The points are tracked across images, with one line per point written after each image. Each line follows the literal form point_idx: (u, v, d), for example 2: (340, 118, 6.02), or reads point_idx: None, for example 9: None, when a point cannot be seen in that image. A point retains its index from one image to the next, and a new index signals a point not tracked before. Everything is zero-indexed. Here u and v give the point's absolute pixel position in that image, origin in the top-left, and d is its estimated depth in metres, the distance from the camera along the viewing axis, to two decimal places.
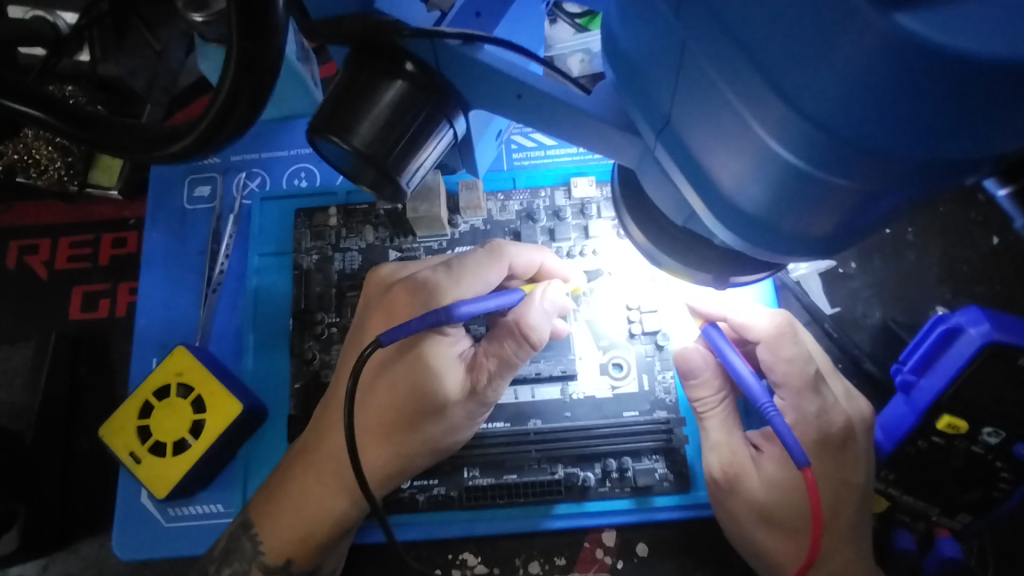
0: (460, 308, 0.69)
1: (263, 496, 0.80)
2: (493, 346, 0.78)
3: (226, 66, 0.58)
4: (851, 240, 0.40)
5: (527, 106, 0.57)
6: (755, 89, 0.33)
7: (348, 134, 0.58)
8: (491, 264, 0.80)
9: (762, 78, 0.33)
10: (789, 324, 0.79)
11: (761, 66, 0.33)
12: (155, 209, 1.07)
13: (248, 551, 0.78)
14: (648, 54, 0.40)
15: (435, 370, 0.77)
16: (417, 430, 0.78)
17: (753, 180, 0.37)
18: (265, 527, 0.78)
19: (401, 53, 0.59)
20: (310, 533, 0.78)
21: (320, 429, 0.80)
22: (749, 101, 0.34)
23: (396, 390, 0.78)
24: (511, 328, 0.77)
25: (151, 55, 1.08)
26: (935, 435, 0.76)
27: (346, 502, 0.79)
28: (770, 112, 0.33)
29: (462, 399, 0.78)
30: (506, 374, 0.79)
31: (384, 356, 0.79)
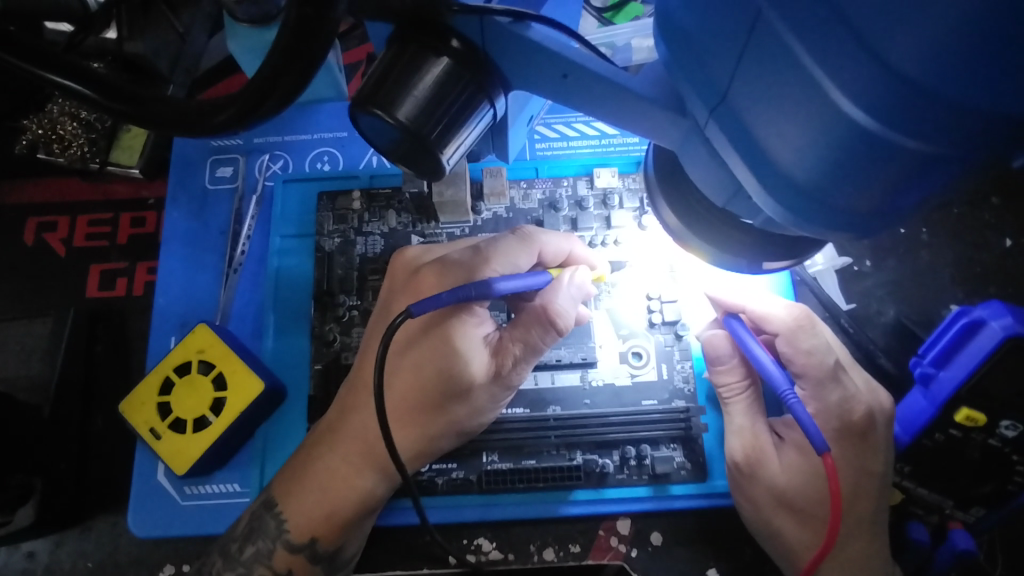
0: (493, 285, 0.71)
1: (286, 478, 0.80)
2: (518, 331, 0.79)
3: (277, 39, 0.54)
4: (885, 223, 0.42)
5: (572, 87, 0.59)
6: (836, 51, 0.34)
7: (393, 108, 0.59)
8: (522, 249, 0.81)
9: (846, 37, 0.33)
10: (807, 317, 0.78)
11: (847, 26, 0.32)
12: (177, 188, 1.06)
13: (272, 529, 0.78)
14: (714, 23, 0.41)
15: (461, 352, 0.77)
16: (442, 411, 0.79)
17: (815, 148, 0.38)
18: (289, 503, 0.79)
19: (448, 30, 0.59)
20: (335, 511, 0.78)
21: (346, 407, 0.80)
22: (827, 63, 0.34)
23: (420, 373, 0.78)
24: (539, 313, 0.78)
25: (175, 37, 1.07)
26: (952, 427, 0.76)
27: (374, 480, 0.79)
28: (848, 74, 0.34)
29: (487, 382, 0.78)
30: (530, 360, 0.80)
31: (409, 335, 0.79)
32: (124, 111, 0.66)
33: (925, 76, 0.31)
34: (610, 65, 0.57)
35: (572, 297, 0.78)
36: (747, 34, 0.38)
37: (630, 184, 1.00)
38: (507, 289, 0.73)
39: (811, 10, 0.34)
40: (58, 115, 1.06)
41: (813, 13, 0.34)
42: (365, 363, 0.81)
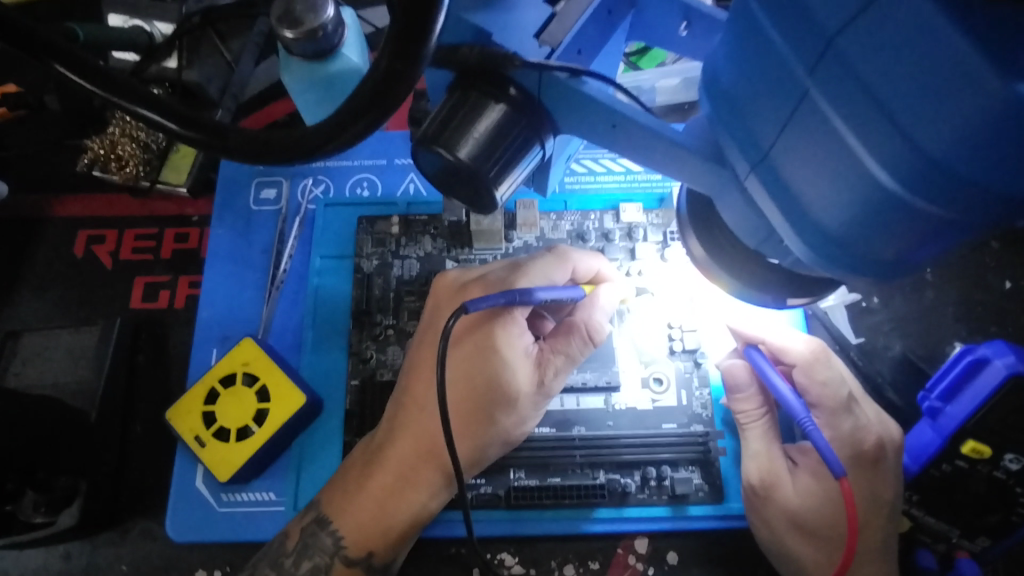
0: (537, 293, 0.79)
1: (341, 487, 0.85)
2: (558, 341, 0.85)
3: (363, 82, 0.59)
4: (903, 269, 0.48)
5: (618, 135, 0.65)
6: (873, 128, 0.39)
7: (453, 146, 0.65)
8: (558, 267, 0.87)
9: (882, 117, 0.38)
10: (822, 350, 0.84)
11: (884, 108, 0.38)
12: (223, 208, 1.12)
13: (329, 546, 0.82)
14: (762, 93, 0.47)
15: (509, 363, 0.82)
16: (490, 422, 0.83)
17: (848, 204, 0.44)
18: (343, 520, 0.83)
19: (506, 80, 0.66)
20: (391, 526, 0.82)
21: (395, 426, 0.84)
22: (865, 138, 0.40)
23: (469, 382, 0.83)
24: (578, 326, 0.85)
25: (223, 64, 1.14)
26: (959, 459, 0.81)
27: (426, 495, 0.84)
28: (882, 148, 0.39)
29: (532, 392, 0.83)
30: (569, 370, 0.86)
31: (457, 348, 0.84)
32: (198, 139, 0.71)
33: (950, 158, 0.36)
34: (654, 117, 0.63)
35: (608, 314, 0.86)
36: (794, 106, 0.44)
37: (653, 219, 1.07)
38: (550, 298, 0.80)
39: (854, 91, 0.40)
40: (119, 136, 1.12)
41: (854, 95, 0.40)
42: (410, 381, 0.86)
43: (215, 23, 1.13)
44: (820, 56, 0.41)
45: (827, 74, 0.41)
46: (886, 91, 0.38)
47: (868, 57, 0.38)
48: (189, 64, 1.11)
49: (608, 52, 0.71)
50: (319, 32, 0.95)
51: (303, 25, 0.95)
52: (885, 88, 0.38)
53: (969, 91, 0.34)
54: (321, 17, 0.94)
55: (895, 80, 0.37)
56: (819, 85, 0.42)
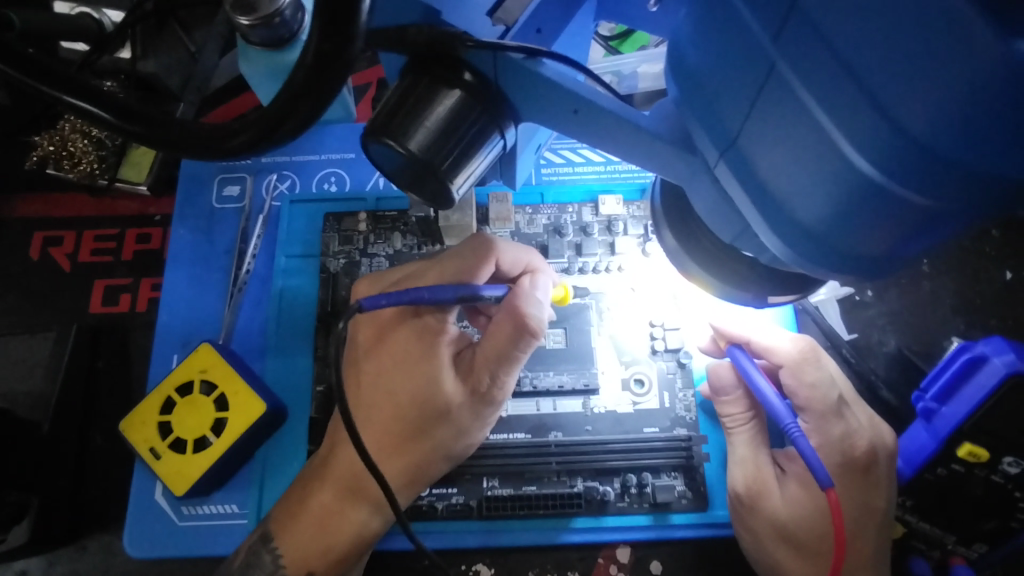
0: (446, 297, 0.71)
1: (285, 507, 0.80)
2: (490, 343, 0.75)
3: (298, 66, 0.53)
4: (890, 266, 0.43)
5: (583, 121, 0.60)
6: (847, 105, 0.34)
7: (405, 138, 0.59)
8: (476, 262, 0.78)
9: (857, 92, 0.33)
10: (811, 349, 0.78)
11: (860, 81, 0.33)
12: (184, 206, 1.07)
13: (267, 565, 0.78)
14: (726, 69, 0.42)
15: (427, 376, 0.77)
16: (427, 435, 0.79)
17: (823, 194, 0.39)
18: (284, 540, 0.78)
19: (461, 63, 0.60)
20: (332, 546, 0.78)
21: (336, 442, 0.81)
22: (841, 117, 0.35)
23: (396, 398, 0.78)
24: (506, 323, 0.74)
25: (187, 56, 1.09)
26: (955, 463, 0.76)
27: (366, 513, 0.79)
28: (858, 128, 0.34)
29: (465, 401, 0.78)
30: (507, 370, 0.76)
31: (371, 367, 0.80)
32: (140, 132, 0.65)
33: (938, 137, 0.31)
34: (621, 102, 0.58)
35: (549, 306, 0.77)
36: (760, 83, 0.39)
37: (634, 211, 1.01)
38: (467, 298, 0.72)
39: (823, 64, 0.34)
40: (71, 132, 1.05)
41: (825, 67, 0.34)
42: (362, 385, 0.81)
43: (177, 10, 1.07)
44: (784, 22, 0.36)
45: (794, 45, 0.36)
46: (861, 61, 0.33)
47: (840, 21, 0.33)
48: (143, 54, 1.05)
49: (571, 31, 0.65)
50: (275, 19, 0.90)
51: (259, 10, 0.89)
52: (860, 58, 0.33)
53: (956, 57, 0.29)
54: (276, 2, 0.89)
55: (869, 48, 0.32)
56: (786, 57, 0.36)
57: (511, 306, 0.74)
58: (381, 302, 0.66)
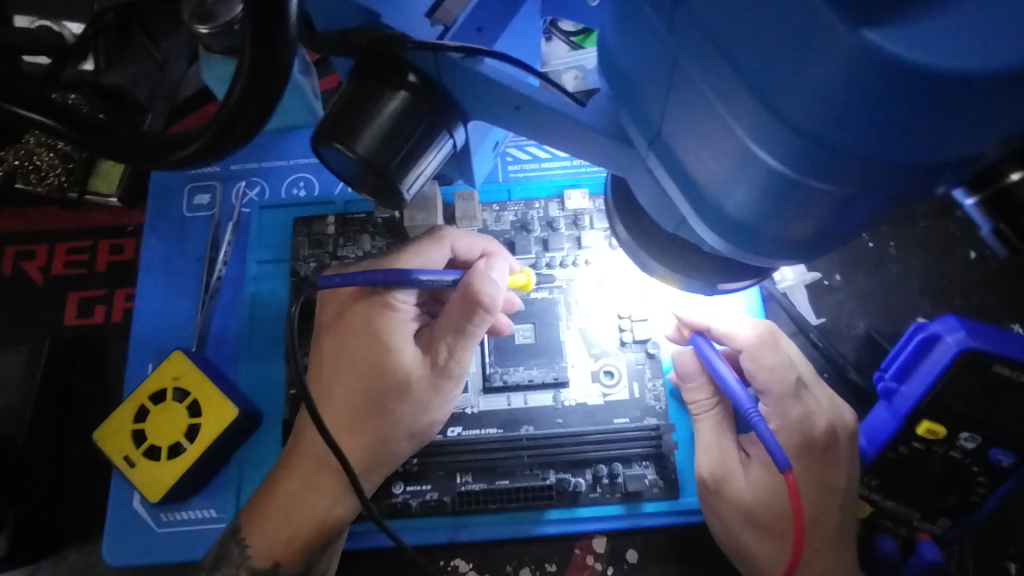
0: (403, 273, 0.75)
1: (255, 502, 0.81)
2: (447, 320, 0.79)
3: (235, 77, 0.54)
4: (820, 248, 0.44)
5: (525, 117, 0.60)
6: (742, 98, 0.35)
7: (352, 141, 0.60)
8: (433, 247, 0.83)
9: (748, 88, 0.34)
10: (771, 334, 0.79)
11: (742, 74, 0.34)
12: (155, 216, 1.08)
13: (237, 557, 0.79)
14: (642, 64, 0.43)
15: (388, 349, 0.79)
16: (391, 427, 0.80)
17: (740, 184, 0.39)
18: (253, 531, 0.79)
19: (404, 65, 0.61)
20: (297, 534, 0.78)
21: (301, 430, 0.83)
22: (737, 109, 0.36)
23: (358, 375, 0.80)
24: (462, 298, 0.77)
25: (154, 67, 1.10)
26: (915, 440, 0.77)
27: (336, 512, 0.80)
28: (754, 121, 0.35)
29: (425, 373, 0.80)
30: (465, 345, 0.80)
31: (333, 344, 0.82)
32: (90, 144, 0.65)
33: (819, 127, 0.32)
34: (561, 97, 0.59)
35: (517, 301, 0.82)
36: (670, 78, 0.40)
37: (601, 205, 1.02)
38: (419, 281, 0.76)
39: (716, 60, 0.35)
40: (36, 146, 1.08)
41: (718, 63, 0.35)
42: (326, 385, 0.81)
43: (142, 20, 1.07)
44: (676, 16, 0.37)
45: (687, 41, 0.37)
46: (746, 55, 0.34)
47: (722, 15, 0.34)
48: (108, 66, 1.06)
49: (515, 28, 0.66)
50: (233, 26, 0.90)
51: (218, 19, 0.90)
52: (745, 53, 0.34)
53: (815, 49, 0.30)
54: (232, 10, 0.89)
55: (748, 43, 0.33)
56: (686, 54, 0.37)
57: (464, 285, 0.77)
58: (334, 280, 0.72)
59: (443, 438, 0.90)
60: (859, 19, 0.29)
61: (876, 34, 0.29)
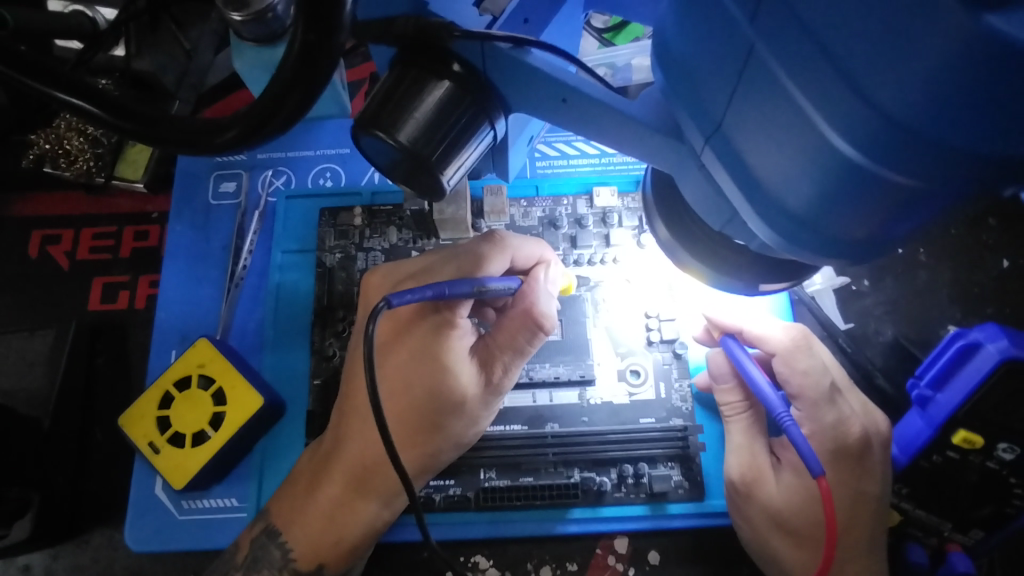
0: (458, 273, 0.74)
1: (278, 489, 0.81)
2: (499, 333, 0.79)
3: (283, 61, 0.53)
4: (879, 251, 0.43)
5: (571, 111, 0.60)
6: (829, 87, 0.34)
7: (394, 130, 0.59)
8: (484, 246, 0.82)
9: (836, 78, 0.33)
10: (804, 337, 0.78)
11: (834, 60, 0.33)
12: (181, 202, 1.07)
13: (278, 559, 0.80)
14: (708, 55, 0.42)
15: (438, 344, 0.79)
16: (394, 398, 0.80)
17: (808, 176, 0.38)
18: (292, 532, 0.80)
19: (449, 54, 0.61)
20: (343, 537, 0.80)
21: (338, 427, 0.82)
22: (821, 100, 0.35)
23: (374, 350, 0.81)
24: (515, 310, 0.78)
25: (181, 53, 1.09)
26: (950, 449, 0.76)
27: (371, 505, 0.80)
28: (839, 109, 0.34)
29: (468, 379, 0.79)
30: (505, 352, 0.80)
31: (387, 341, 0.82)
32: (131, 129, 0.65)
33: (911, 116, 0.31)
34: (609, 91, 0.58)
35: (553, 297, 0.79)
36: (740, 67, 0.39)
37: (629, 203, 1.02)
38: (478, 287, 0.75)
39: (803, 49, 0.34)
40: (66, 130, 1.07)
41: (803, 53, 0.34)
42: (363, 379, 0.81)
43: (171, 8, 1.08)
44: (758, 3, 0.36)
45: (772, 26, 0.36)
46: (835, 44, 0.33)
47: (813, 3, 0.33)
48: (137, 52, 1.06)
49: (561, 21, 0.65)
50: (267, 14, 0.90)
51: (252, 6, 0.89)
52: (834, 40, 0.33)
53: (926, 32, 0.29)
54: None
55: (839, 26, 0.32)
56: (765, 42, 0.36)
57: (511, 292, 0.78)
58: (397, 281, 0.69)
59: None
60: (979, 4, 0.28)
61: (998, 19, 0.27)
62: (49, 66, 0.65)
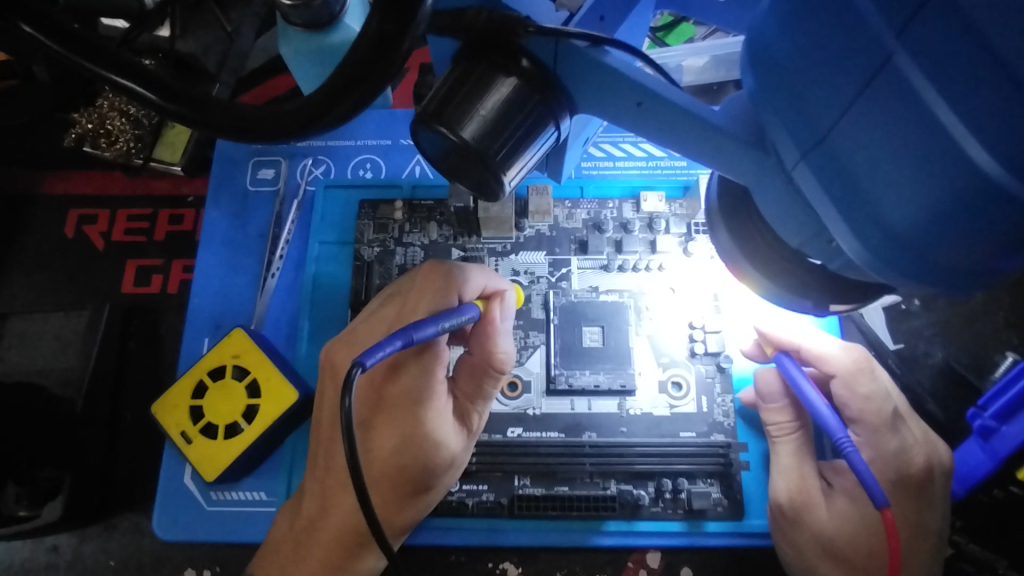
0: (428, 326, 0.64)
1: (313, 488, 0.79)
2: (467, 387, 0.80)
3: (356, 43, 0.51)
4: (974, 285, 0.40)
5: (645, 115, 0.57)
6: (992, 105, 0.31)
7: (457, 125, 0.57)
8: (447, 289, 0.74)
9: (1000, 92, 0.30)
10: (866, 360, 0.75)
11: (1006, 75, 0.30)
12: (218, 187, 1.06)
13: None
14: (823, 59, 0.38)
15: (429, 420, 0.75)
16: (371, 456, 0.75)
17: (929, 197, 0.35)
18: None
19: (519, 49, 0.58)
20: None
21: (319, 485, 0.77)
22: (976, 113, 0.32)
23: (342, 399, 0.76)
24: (484, 364, 0.77)
25: (223, 35, 1.07)
26: (1013, 485, 0.73)
27: (416, 512, 0.80)
28: (999, 127, 0.31)
29: (463, 445, 0.79)
30: (482, 403, 0.81)
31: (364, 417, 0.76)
32: (182, 114, 0.56)
33: None
34: (688, 95, 0.55)
35: (511, 336, 0.78)
36: (867, 79, 0.36)
37: (677, 209, 0.99)
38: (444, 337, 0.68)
39: (962, 59, 0.31)
40: (109, 110, 1.06)
41: (963, 68, 0.31)
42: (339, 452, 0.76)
43: None
44: (914, 13, 0.33)
45: (925, 36, 0.32)
46: (1008, 63, 0.30)
47: (998, 16, 0.30)
48: (183, 33, 1.05)
49: (635, 19, 0.63)
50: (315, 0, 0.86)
51: None
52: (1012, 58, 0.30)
53: None
54: None
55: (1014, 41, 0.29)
56: (910, 53, 0.33)
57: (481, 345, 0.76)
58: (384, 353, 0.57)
59: (503, 438, 0.88)
60: None
61: None
62: (99, 44, 0.56)
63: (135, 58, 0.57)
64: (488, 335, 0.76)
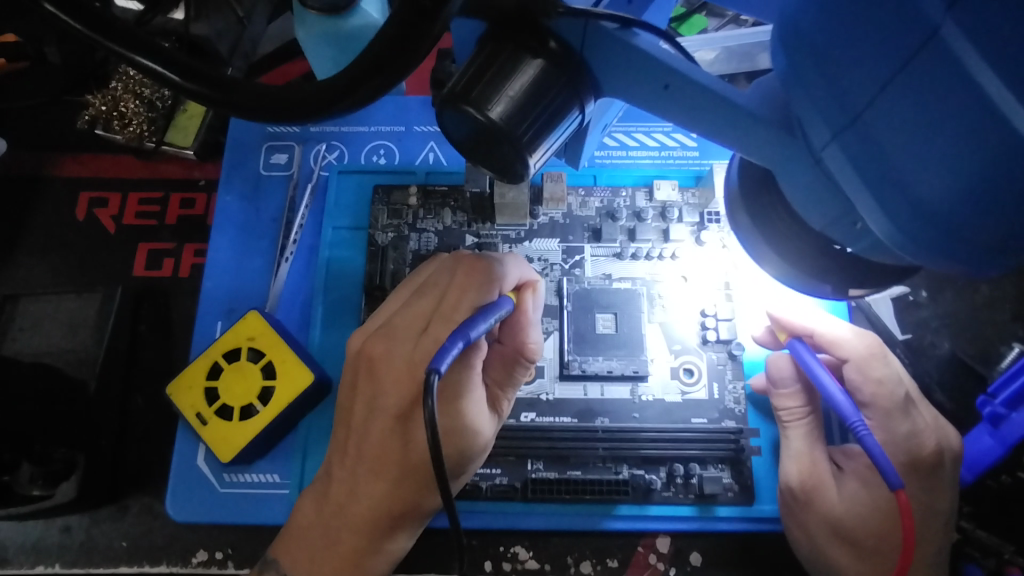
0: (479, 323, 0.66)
1: (328, 468, 0.79)
2: (497, 375, 0.82)
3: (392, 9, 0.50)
4: (1002, 263, 0.41)
5: (672, 98, 0.57)
6: None
7: (483, 104, 0.57)
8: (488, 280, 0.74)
9: None
10: (878, 346, 0.76)
11: None
12: (231, 171, 1.06)
13: None
14: (862, 37, 0.39)
15: (469, 410, 0.75)
16: (417, 452, 0.73)
17: (966, 170, 0.36)
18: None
19: (546, 31, 0.58)
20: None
21: (335, 465, 0.77)
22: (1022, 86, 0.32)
23: (386, 395, 0.73)
24: (517, 353, 0.80)
25: (235, 20, 1.07)
26: (1022, 471, 0.74)
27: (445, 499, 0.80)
28: None
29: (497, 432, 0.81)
30: (511, 391, 0.83)
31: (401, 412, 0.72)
32: (204, 94, 0.54)
33: None
34: (715, 78, 0.56)
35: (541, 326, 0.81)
36: (906, 56, 0.36)
37: (689, 198, 1.00)
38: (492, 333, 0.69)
39: (1011, 34, 0.32)
40: (123, 92, 1.06)
41: (1011, 43, 0.32)
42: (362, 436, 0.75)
43: None
44: None
45: (971, 13, 0.33)
46: None
47: None
48: (196, 16, 1.03)
49: (661, 4, 0.63)
50: None
51: None
52: None
53: None
54: None
55: None
56: (956, 27, 0.34)
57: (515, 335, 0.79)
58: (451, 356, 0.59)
59: (517, 423, 0.88)
60: None
61: None
62: (120, 23, 0.54)
63: (155, 40, 0.55)
64: (522, 325, 0.79)
